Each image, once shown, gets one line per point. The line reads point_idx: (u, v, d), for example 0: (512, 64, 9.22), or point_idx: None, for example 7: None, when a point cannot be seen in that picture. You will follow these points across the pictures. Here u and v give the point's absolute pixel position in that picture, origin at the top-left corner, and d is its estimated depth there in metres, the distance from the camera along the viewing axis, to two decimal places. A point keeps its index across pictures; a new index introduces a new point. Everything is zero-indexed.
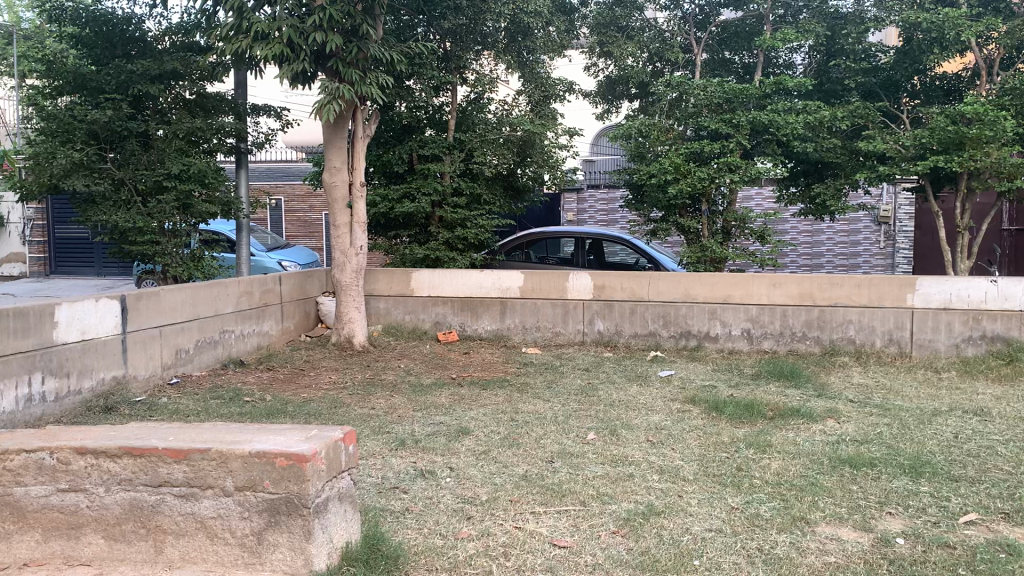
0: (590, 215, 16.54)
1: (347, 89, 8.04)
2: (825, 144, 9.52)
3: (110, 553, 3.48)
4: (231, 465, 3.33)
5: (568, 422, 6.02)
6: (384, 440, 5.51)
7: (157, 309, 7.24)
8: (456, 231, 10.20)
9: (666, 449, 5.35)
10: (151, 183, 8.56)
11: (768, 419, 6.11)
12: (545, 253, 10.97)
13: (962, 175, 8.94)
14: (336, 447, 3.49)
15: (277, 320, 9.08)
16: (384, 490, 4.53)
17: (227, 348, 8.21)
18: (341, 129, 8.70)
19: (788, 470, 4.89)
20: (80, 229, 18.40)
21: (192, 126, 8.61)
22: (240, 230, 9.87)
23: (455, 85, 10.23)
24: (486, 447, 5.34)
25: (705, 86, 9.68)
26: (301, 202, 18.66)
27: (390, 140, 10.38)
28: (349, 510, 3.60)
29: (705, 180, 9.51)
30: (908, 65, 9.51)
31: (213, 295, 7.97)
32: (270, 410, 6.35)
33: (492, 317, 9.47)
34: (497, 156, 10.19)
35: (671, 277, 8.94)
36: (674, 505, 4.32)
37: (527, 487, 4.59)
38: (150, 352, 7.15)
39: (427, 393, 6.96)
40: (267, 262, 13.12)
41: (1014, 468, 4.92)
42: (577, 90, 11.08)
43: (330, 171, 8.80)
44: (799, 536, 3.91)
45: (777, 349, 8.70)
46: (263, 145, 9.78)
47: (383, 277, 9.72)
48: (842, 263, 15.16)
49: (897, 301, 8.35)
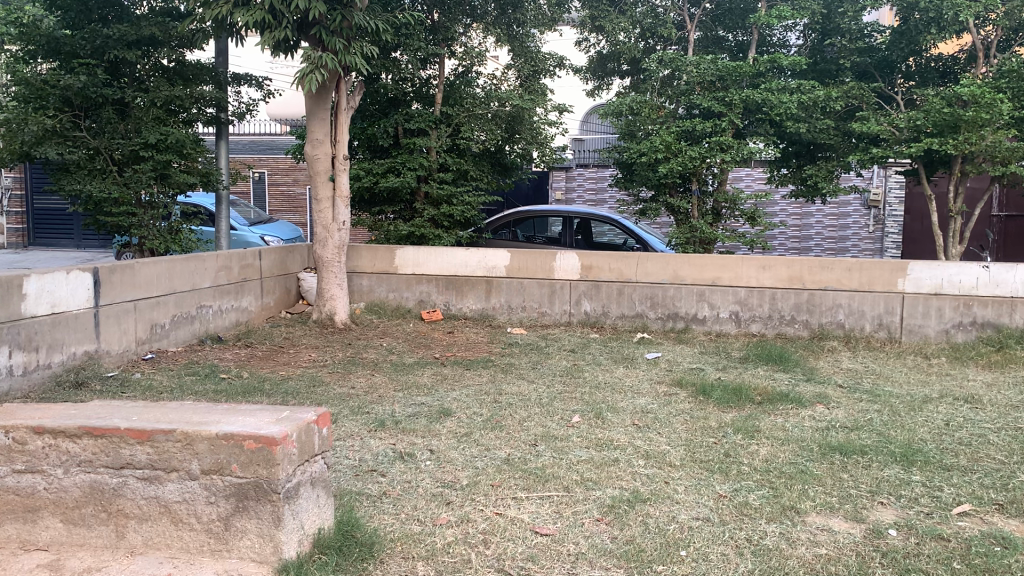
0: (579, 193, 16.38)
1: (330, 58, 7.78)
2: (817, 125, 9.38)
3: (68, 537, 3.32)
4: (197, 447, 3.16)
5: (552, 404, 5.87)
6: (364, 420, 5.35)
7: (131, 283, 7.02)
8: (442, 208, 10.02)
9: (652, 433, 5.22)
10: (127, 152, 8.30)
11: (756, 403, 6.00)
12: (532, 232, 10.79)
13: (956, 158, 8.80)
14: (309, 430, 3.32)
15: (257, 296, 8.87)
16: (361, 473, 4.37)
17: (205, 323, 8.00)
18: (324, 100, 8.44)
19: (777, 457, 4.77)
20: (59, 199, 18.04)
21: (171, 94, 8.35)
22: (219, 202, 9.64)
23: (442, 57, 9.97)
24: (468, 429, 5.19)
25: (698, 63, 9.56)
26: (286, 175, 18.42)
27: (375, 113, 10.14)
28: (323, 495, 3.44)
29: (696, 160, 9.35)
30: (903, 45, 9.35)
31: (189, 269, 7.77)
32: (246, 388, 6.17)
33: (478, 297, 9.30)
34: (486, 132, 10.00)
35: (660, 258, 8.79)
36: (660, 492, 4.19)
37: (509, 471, 4.45)
38: (124, 326, 6.95)
39: (408, 372, 6.81)
40: (250, 237, 12.89)
41: (1007, 458, 4.82)
42: (568, 65, 10.84)
43: (312, 143, 8.55)
44: (789, 526, 3.78)
45: (765, 332, 8.58)
46: (244, 115, 9.53)
47: (367, 253, 9.52)
48: (830, 246, 15.08)
49: (888, 285, 8.25)
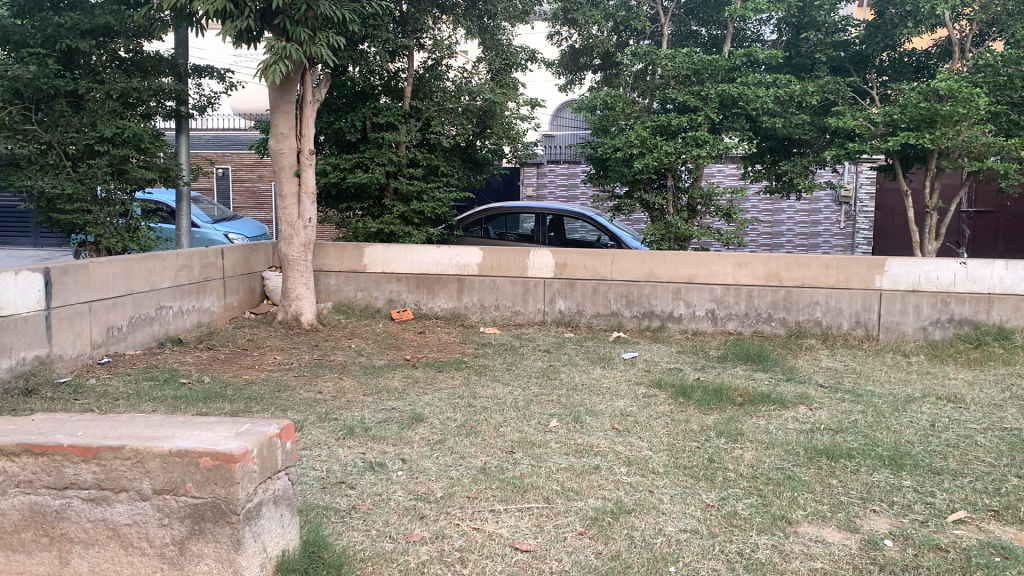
0: (551, 189, 16.21)
1: (294, 48, 7.50)
2: (793, 119, 9.24)
3: (8, 564, 3.04)
4: (149, 465, 2.90)
5: (528, 408, 5.65)
6: (331, 428, 5.10)
7: (85, 284, 6.69)
8: (411, 204, 9.76)
9: (633, 438, 5.03)
10: (81, 147, 7.90)
11: (737, 404, 5.83)
12: (504, 229, 10.59)
13: (931, 153, 8.74)
14: (271, 445, 3.08)
15: (220, 296, 8.55)
16: (328, 486, 4.13)
17: (164, 325, 7.66)
18: (288, 93, 8.13)
19: (762, 462, 4.60)
20: (11, 196, 17.46)
21: (128, 86, 7.99)
22: (180, 199, 9.30)
23: (411, 50, 9.70)
24: (441, 436, 4.96)
25: (672, 56, 9.36)
26: (250, 171, 18.01)
27: (342, 107, 9.84)
28: (287, 514, 3.19)
29: (672, 155, 9.21)
30: (879, 40, 9.28)
31: (148, 268, 7.44)
32: (206, 394, 5.87)
33: (449, 296, 9.06)
34: (456, 126, 9.75)
35: (635, 255, 8.61)
36: (645, 502, 3.99)
37: (486, 481, 4.23)
38: (77, 329, 6.61)
39: (378, 375, 6.54)
40: (213, 234, 12.52)
41: (996, 460, 4.70)
42: (540, 58, 10.59)
43: (277, 137, 8.25)
44: (781, 537, 3.60)
45: (741, 330, 8.45)
46: (205, 109, 9.17)
47: (334, 251, 9.24)
48: (802, 243, 15.09)
49: (865, 282, 8.15)
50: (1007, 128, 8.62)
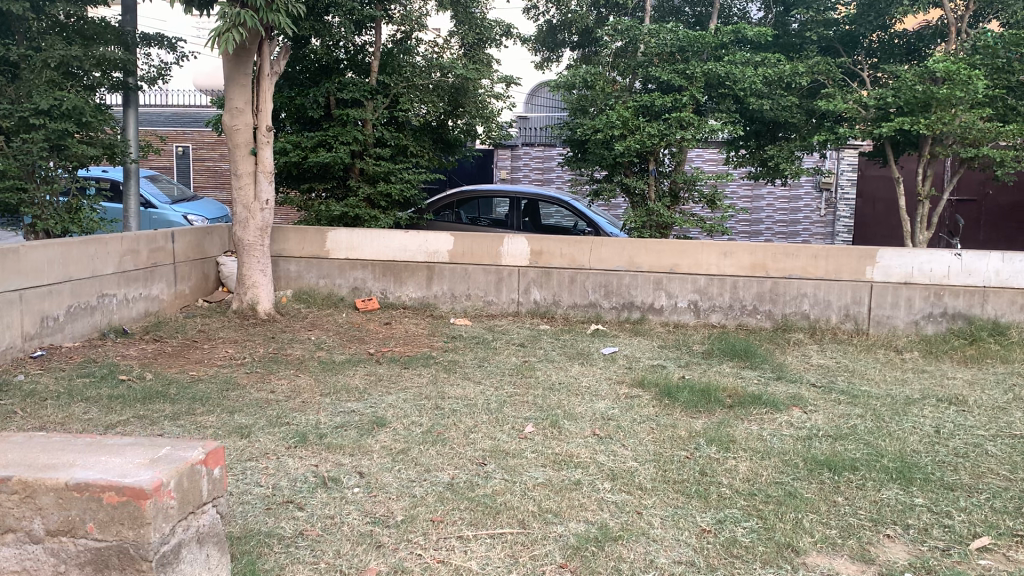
0: (525, 172, 15.81)
1: (250, 15, 6.85)
2: (779, 102, 8.81)
3: None
4: (39, 500, 2.39)
5: (501, 411, 5.18)
6: (281, 435, 4.58)
7: (15, 269, 6.09)
8: (378, 186, 9.23)
9: (615, 446, 4.58)
10: (15, 119, 7.21)
11: (727, 407, 5.39)
12: (476, 214, 10.06)
13: (925, 139, 8.34)
14: (194, 473, 2.57)
15: (170, 283, 7.96)
16: (274, 507, 3.62)
17: (106, 314, 7.07)
18: (244, 64, 7.53)
19: (758, 475, 4.17)
20: None
21: (66, 54, 7.38)
22: (128, 178, 8.70)
23: (379, 21, 9.06)
24: (404, 445, 4.46)
25: (655, 32, 8.87)
26: (211, 150, 17.30)
27: (305, 82, 9.31)
28: (215, 553, 2.70)
29: (654, 137, 8.74)
30: (871, 19, 8.78)
31: (88, 252, 6.84)
32: (146, 393, 5.32)
33: (418, 284, 8.55)
34: (426, 104, 9.22)
35: (616, 244, 8.14)
36: (633, 526, 3.53)
37: (453, 501, 3.74)
38: (7, 320, 6.01)
39: (338, 372, 6.02)
40: (171, 216, 11.90)
41: (1010, 472, 4.31)
42: (515, 33, 10.04)
43: (232, 112, 7.63)
44: (788, 572, 3.17)
45: (726, 322, 8.04)
46: (155, 81, 8.61)
47: (295, 236, 8.69)
48: (781, 230, 14.80)
49: (855, 274, 7.74)
50: (1003, 114, 8.29)
